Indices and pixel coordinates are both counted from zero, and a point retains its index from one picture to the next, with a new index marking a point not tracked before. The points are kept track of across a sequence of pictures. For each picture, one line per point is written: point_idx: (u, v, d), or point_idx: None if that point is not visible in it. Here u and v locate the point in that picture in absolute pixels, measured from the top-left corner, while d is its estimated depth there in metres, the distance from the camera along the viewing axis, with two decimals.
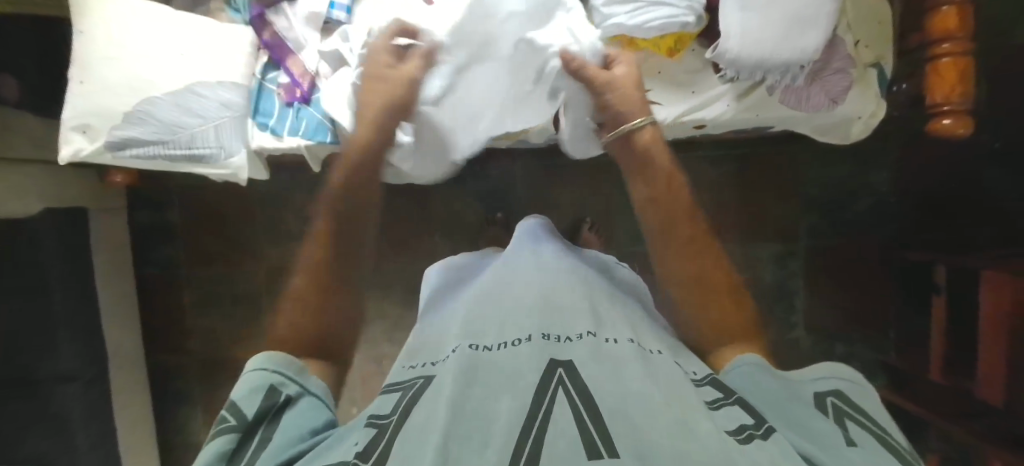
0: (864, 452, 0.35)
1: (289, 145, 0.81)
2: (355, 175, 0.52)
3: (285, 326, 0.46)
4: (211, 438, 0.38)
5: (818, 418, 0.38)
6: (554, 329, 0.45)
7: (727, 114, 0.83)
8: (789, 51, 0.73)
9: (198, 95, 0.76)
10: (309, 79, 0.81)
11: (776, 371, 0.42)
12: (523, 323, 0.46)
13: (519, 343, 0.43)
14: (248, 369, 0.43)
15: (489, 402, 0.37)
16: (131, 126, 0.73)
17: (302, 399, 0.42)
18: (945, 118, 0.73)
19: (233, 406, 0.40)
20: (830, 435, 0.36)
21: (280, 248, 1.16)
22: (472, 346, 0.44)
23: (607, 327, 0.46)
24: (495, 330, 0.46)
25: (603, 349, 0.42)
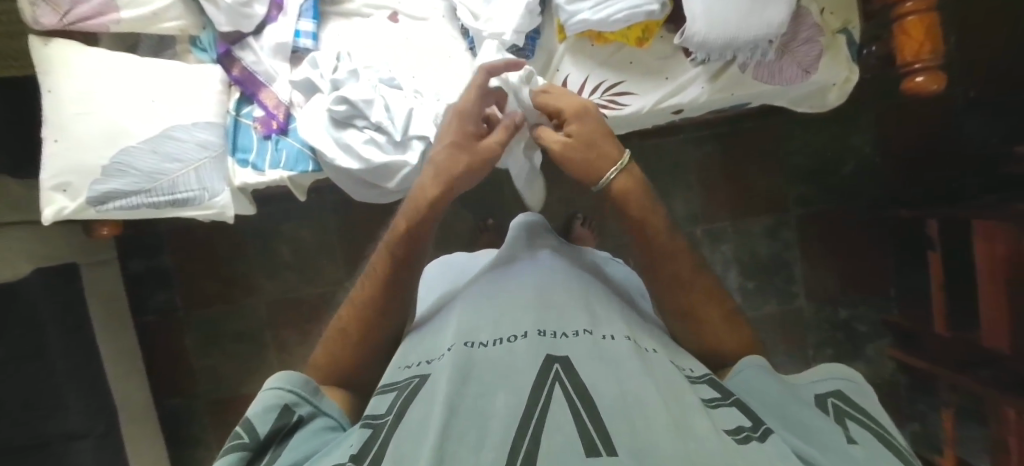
0: (864, 452, 0.35)
1: (272, 178, 0.81)
2: (410, 231, 0.51)
3: (321, 352, 0.50)
4: (221, 455, 0.37)
5: (817, 417, 0.38)
6: (550, 325, 0.46)
7: (702, 96, 0.83)
8: (756, 26, 0.73)
9: (175, 139, 0.75)
10: (284, 110, 0.82)
11: (776, 373, 0.43)
12: (519, 321, 0.47)
13: (514, 340, 0.44)
14: (264, 388, 0.41)
15: (484, 399, 0.37)
16: (111, 179, 0.73)
17: (315, 420, 0.42)
18: (918, 76, 0.74)
19: (248, 422, 0.38)
20: (830, 434, 0.37)
21: (276, 279, 1.16)
22: (467, 343, 0.44)
23: (603, 323, 0.47)
24: (490, 326, 0.47)
25: (600, 347, 0.43)
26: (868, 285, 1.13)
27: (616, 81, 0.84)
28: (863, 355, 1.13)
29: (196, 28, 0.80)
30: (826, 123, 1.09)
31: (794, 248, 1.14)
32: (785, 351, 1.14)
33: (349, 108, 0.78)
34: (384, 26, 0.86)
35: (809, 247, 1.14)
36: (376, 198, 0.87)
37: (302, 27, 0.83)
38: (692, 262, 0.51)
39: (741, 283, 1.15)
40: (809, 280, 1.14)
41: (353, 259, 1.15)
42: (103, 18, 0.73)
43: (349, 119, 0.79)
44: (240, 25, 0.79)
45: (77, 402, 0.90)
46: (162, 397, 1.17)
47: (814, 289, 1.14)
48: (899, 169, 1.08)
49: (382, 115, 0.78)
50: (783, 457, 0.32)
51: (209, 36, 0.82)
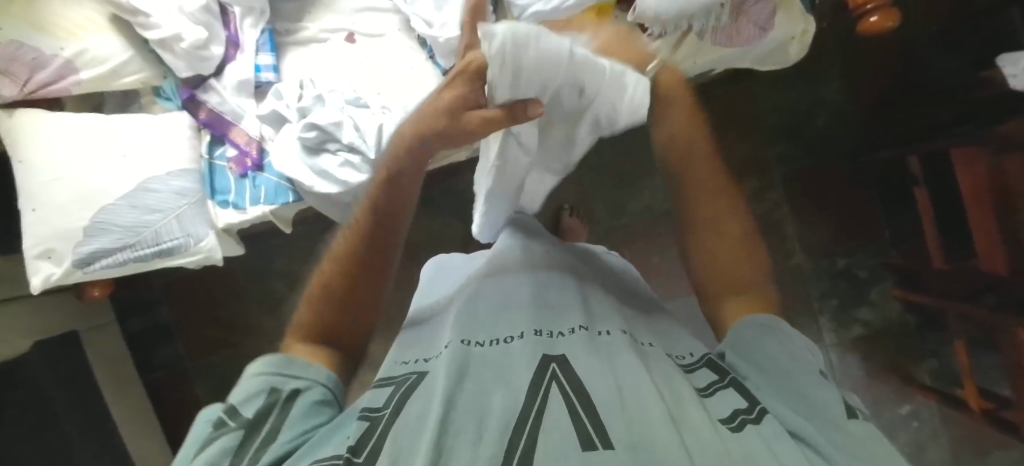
0: (864, 424, 0.35)
1: (255, 215, 0.82)
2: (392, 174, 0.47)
3: (306, 313, 0.46)
4: (210, 440, 0.36)
5: (820, 388, 0.38)
6: (546, 322, 0.46)
7: (666, 70, 0.84)
8: None
9: (151, 190, 0.76)
10: (256, 146, 0.83)
11: (779, 330, 0.41)
12: (516, 320, 0.46)
13: (511, 340, 0.44)
14: (249, 374, 0.41)
15: (481, 395, 0.38)
16: (93, 239, 0.72)
17: (310, 392, 0.40)
18: (871, 17, 0.74)
19: (232, 409, 0.38)
20: (829, 407, 0.36)
21: (277, 316, 1.16)
22: (463, 342, 0.44)
23: (599, 319, 0.47)
24: (488, 327, 0.47)
25: (598, 341, 0.43)
26: (861, 232, 1.13)
27: None
28: (869, 300, 1.13)
29: (158, 79, 0.81)
30: (793, 79, 1.11)
31: (783, 205, 1.15)
32: (791, 308, 1.14)
33: (320, 133, 0.79)
34: (341, 49, 0.86)
35: (797, 202, 1.14)
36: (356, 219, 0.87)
37: (262, 61, 0.84)
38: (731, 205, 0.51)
39: None
40: (803, 235, 1.15)
41: None
42: (64, 81, 0.73)
43: (321, 144, 0.80)
44: (199, 67, 0.79)
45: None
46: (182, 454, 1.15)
47: (808, 243, 1.15)
48: (871, 112, 1.09)
49: (353, 135, 0.79)
50: (776, 438, 0.33)
51: (172, 84, 0.83)
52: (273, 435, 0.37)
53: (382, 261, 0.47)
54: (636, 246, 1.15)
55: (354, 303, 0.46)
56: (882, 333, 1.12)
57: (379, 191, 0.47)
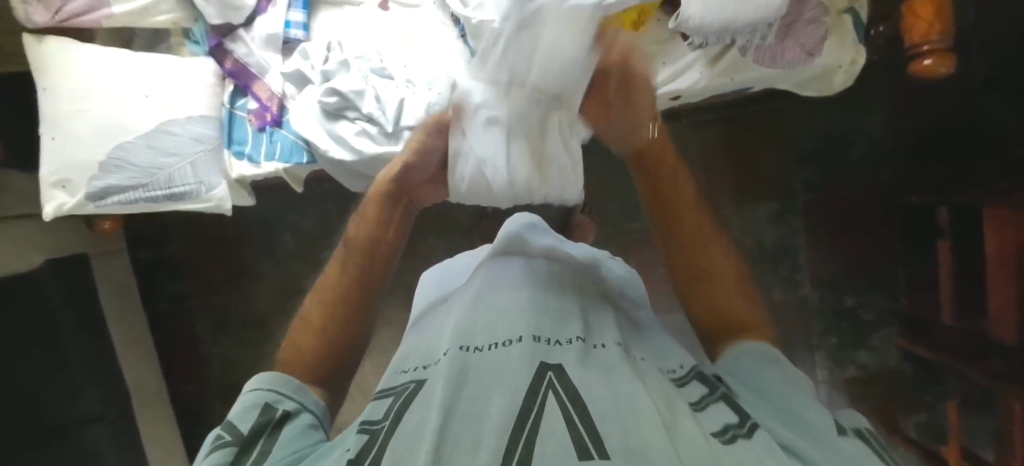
0: (853, 441, 0.35)
1: (267, 170, 0.84)
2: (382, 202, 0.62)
3: (296, 350, 0.50)
4: (208, 455, 0.39)
5: (808, 409, 0.38)
6: (545, 331, 0.46)
7: (700, 82, 0.81)
8: (753, 9, 0.68)
9: (169, 133, 0.77)
10: (277, 102, 0.83)
11: (776, 364, 0.43)
12: (515, 323, 0.47)
13: (510, 344, 0.44)
14: (247, 393, 0.44)
15: (479, 400, 0.38)
16: (108, 175, 0.73)
17: (298, 416, 0.43)
18: (925, 57, 0.70)
19: (229, 425, 0.41)
20: (819, 426, 0.36)
21: (282, 268, 1.18)
22: (463, 348, 0.44)
23: (595, 332, 0.47)
24: (488, 329, 0.47)
25: (592, 354, 0.43)
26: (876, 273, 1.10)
27: None
28: (868, 344, 1.13)
29: (189, 21, 0.81)
30: (833, 105, 1.08)
31: None
32: None
33: (340, 99, 0.79)
34: (374, 18, 0.85)
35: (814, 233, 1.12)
36: (351, 183, 0.86)
37: (292, 18, 0.82)
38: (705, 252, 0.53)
39: None
40: None
41: None
42: (96, 13, 0.75)
43: (340, 110, 0.80)
44: (229, 17, 0.80)
45: (82, 389, 0.94)
46: (175, 388, 1.20)
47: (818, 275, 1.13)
48: (907, 153, 1.05)
49: (373, 106, 0.79)
50: (767, 451, 0.33)
51: (202, 29, 0.82)
52: (264, 452, 0.39)
53: (371, 276, 0.56)
54: None
55: (340, 317, 0.52)
56: (879, 377, 1.10)
57: (359, 233, 0.59)
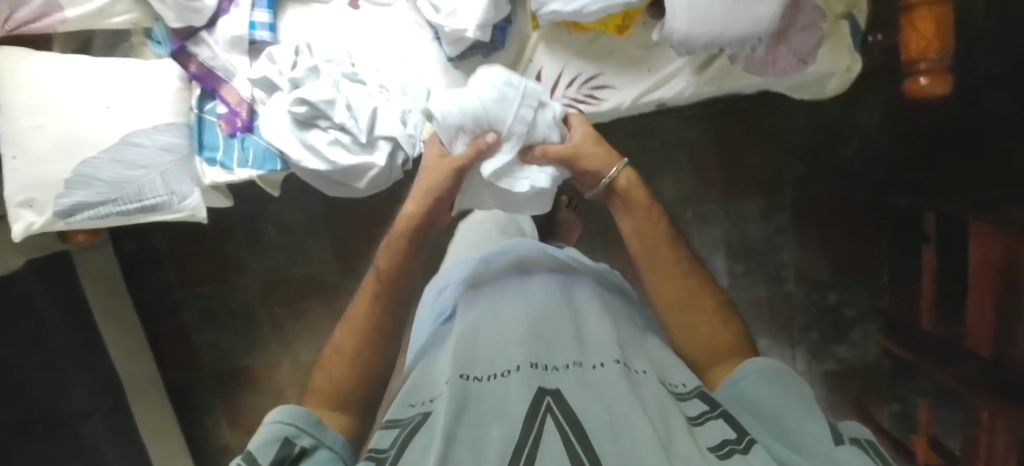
0: (851, 448, 0.35)
1: (241, 176, 0.82)
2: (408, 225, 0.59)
3: (322, 381, 0.49)
4: None
5: (809, 419, 0.37)
6: (544, 353, 0.43)
7: (688, 90, 0.77)
8: (743, 24, 0.64)
9: (136, 145, 0.75)
10: (246, 107, 0.80)
11: (781, 377, 0.41)
12: (514, 347, 0.44)
13: (508, 373, 0.41)
14: (266, 422, 0.43)
15: (479, 431, 0.37)
16: (75, 191, 0.72)
17: (315, 453, 0.42)
18: (920, 77, 0.66)
19: (248, 455, 0.40)
20: (818, 436, 0.36)
21: (267, 260, 1.19)
22: (463, 376, 0.42)
23: (596, 348, 0.44)
24: (488, 355, 0.44)
25: (593, 374, 0.41)
26: (861, 271, 1.10)
27: (593, 73, 0.78)
28: (849, 338, 1.12)
29: (149, 21, 0.77)
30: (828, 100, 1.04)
31: (785, 231, 1.12)
32: (769, 332, 1.15)
33: (311, 109, 0.76)
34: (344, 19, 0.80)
35: (801, 230, 1.11)
36: (326, 188, 0.84)
37: (257, 18, 0.77)
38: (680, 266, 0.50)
39: (727, 265, 1.14)
40: (798, 264, 1.13)
41: (339, 243, 1.16)
42: (49, 19, 0.70)
43: (312, 119, 0.77)
44: (191, 20, 0.74)
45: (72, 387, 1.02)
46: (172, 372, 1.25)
47: (802, 272, 1.13)
48: (907, 149, 1.02)
49: (345, 116, 0.76)
50: None
51: (163, 29, 0.77)
52: None
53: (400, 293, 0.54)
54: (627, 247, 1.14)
55: (373, 345, 0.51)
56: (856, 372, 1.12)
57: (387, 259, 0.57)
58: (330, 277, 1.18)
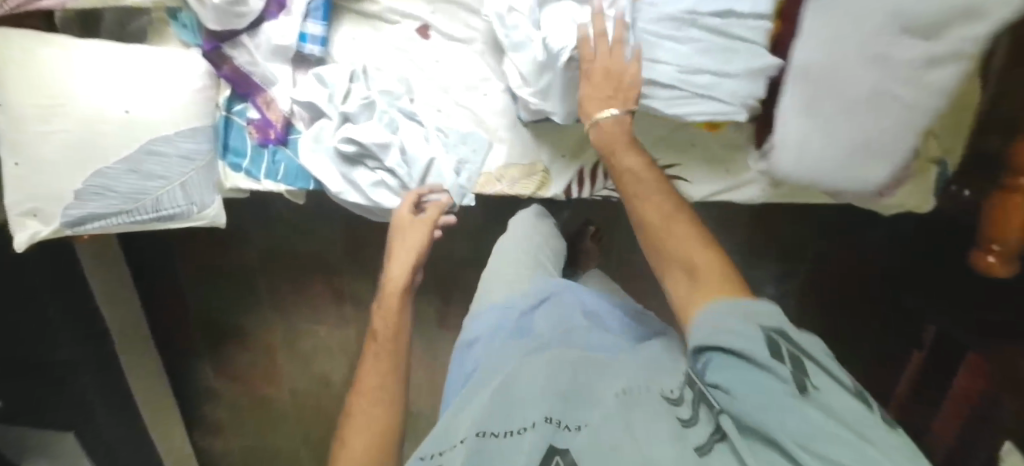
0: (822, 397, 0.30)
1: (268, 188, 0.76)
2: (392, 275, 0.61)
3: None
4: None
5: (774, 370, 0.31)
6: (566, 409, 0.38)
7: (758, 198, 0.73)
8: (847, 180, 0.61)
9: (156, 155, 0.66)
10: (283, 121, 0.72)
11: (745, 316, 0.35)
12: (530, 400, 0.39)
13: (523, 432, 0.35)
14: None
15: None
16: (88, 202, 0.64)
17: None
18: (987, 256, 0.65)
19: None
20: (782, 394, 0.30)
21: (269, 230, 1.14)
22: (479, 434, 0.36)
23: (609, 396, 0.40)
24: (504, 409, 0.38)
25: (607, 423, 0.36)
26: None
27: (668, 161, 0.73)
28: None
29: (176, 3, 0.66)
30: None
31: None
32: None
33: (359, 149, 0.69)
34: (410, 47, 0.70)
35: None
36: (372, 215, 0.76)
37: (309, 30, 0.68)
38: (665, 210, 0.47)
39: None
40: None
41: (350, 229, 1.12)
42: None
43: (359, 156, 0.70)
44: (232, 23, 0.65)
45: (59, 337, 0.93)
46: (164, 318, 1.24)
47: None
48: None
49: (397, 162, 0.70)
50: None
51: (192, 16, 0.67)
52: None
53: (390, 345, 0.56)
54: (643, 287, 1.15)
55: (383, 407, 0.51)
56: None
57: (381, 323, 0.58)
58: (334, 259, 1.14)
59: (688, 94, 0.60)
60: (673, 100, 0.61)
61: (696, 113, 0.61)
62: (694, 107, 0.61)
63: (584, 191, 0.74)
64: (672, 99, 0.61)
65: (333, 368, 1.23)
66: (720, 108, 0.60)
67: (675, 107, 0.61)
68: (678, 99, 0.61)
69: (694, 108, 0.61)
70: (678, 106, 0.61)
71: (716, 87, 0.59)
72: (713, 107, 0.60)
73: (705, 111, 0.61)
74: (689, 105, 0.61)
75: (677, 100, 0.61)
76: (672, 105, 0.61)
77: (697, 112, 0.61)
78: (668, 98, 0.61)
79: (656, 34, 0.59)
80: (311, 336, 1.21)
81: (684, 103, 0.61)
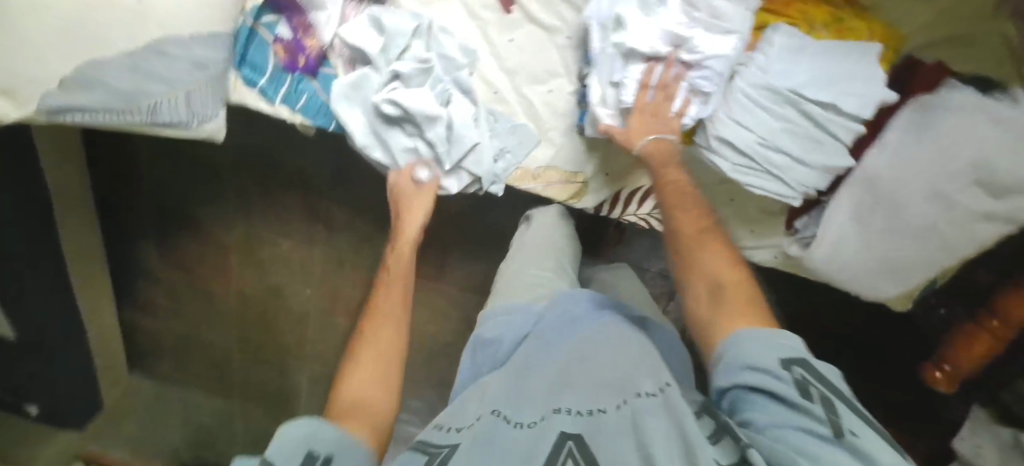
0: (854, 442, 0.32)
1: (279, 114, 0.66)
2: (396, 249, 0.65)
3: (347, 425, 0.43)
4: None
5: (800, 409, 0.35)
6: (571, 400, 0.39)
7: (768, 262, 0.74)
8: (862, 285, 0.65)
9: (164, 56, 0.55)
10: (318, 49, 0.64)
11: (772, 345, 0.39)
12: (541, 397, 0.40)
13: (531, 425, 0.37)
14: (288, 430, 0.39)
15: None
16: (74, 92, 0.54)
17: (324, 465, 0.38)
18: (936, 371, 0.73)
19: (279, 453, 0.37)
20: (806, 435, 0.33)
21: (247, 127, 0.97)
22: (496, 415, 0.39)
23: (621, 380, 0.39)
24: (522, 398, 0.41)
25: (612, 413, 0.36)
26: None
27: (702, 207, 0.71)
28: None
29: None
30: None
31: None
32: None
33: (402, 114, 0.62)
34: (486, 14, 0.63)
35: None
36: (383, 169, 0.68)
37: None
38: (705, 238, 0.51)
39: None
40: None
41: (342, 152, 0.97)
42: None
43: (399, 119, 0.64)
44: None
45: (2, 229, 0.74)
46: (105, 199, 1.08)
47: None
48: None
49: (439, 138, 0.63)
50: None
51: None
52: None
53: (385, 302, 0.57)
54: None
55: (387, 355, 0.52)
56: None
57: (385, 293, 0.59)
58: (318, 180, 1.01)
59: (756, 165, 0.58)
60: (739, 165, 0.59)
61: (757, 185, 0.59)
62: (758, 178, 0.59)
63: (613, 211, 0.73)
64: (738, 163, 0.59)
65: (289, 282, 1.11)
66: (784, 187, 0.59)
67: (739, 173, 0.59)
68: (745, 166, 0.59)
69: (757, 179, 0.59)
70: (743, 172, 0.59)
71: (786, 170, 0.57)
72: (777, 185, 0.59)
73: (767, 186, 0.59)
74: (752, 174, 0.59)
75: (743, 168, 0.59)
76: (737, 169, 0.59)
77: (757, 183, 0.59)
78: (734, 161, 0.59)
79: (752, 99, 0.56)
80: (274, 251, 1.09)
81: (750, 171, 0.59)
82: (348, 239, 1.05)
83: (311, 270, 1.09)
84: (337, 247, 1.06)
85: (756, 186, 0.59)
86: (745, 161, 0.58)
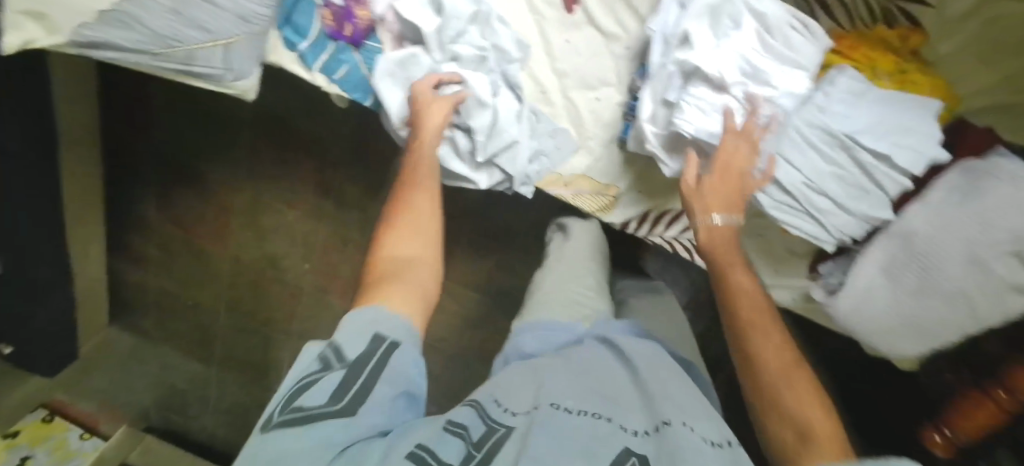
0: None
1: (315, 81, 0.65)
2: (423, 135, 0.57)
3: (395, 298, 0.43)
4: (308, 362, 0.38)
5: None
6: (628, 416, 0.41)
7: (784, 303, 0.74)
8: (881, 340, 0.64)
9: (210, 4, 0.52)
10: (368, 22, 0.61)
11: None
12: (596, 402, 0.42)
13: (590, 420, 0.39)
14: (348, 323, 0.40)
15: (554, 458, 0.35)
16: (110, 29, 0.51)
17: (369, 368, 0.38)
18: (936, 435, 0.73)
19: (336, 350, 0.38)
20: None
21: (269, 89, 0.95)
22: (552, 406, 0.40)
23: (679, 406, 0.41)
24: (576, 400, 0.42)
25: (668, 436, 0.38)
26: None
27: None
28: None
29: None
30: None
31: None
32: None
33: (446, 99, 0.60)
34: (547, 12, 0.62)
35: None
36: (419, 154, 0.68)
37: None
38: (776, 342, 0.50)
39: None
40: None
41: (363, 129, 0.95)
42: None
43: None
44: None
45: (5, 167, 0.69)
46: (111, 141, 1.05)
47: None
48: None
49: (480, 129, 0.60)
50: None
51: None
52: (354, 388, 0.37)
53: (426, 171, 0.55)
54: None
55: (427, 218, 0.51)
56: None
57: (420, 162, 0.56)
58: (334, 153, 0.98)
59: (797, 206, 0.58)
60: (781, 204, 0.58)
61: (793, 225, 0.58)
62: (797, 218, 0.58)
63: (639, 230, 0.71)
64: (780, 202, 0.58)
65: (288, 252, 1.08)
66: (821, 232, 0.58)
67: (779, 212, 0.58)
68: (787, 206, 0.58)
69: (796, 220, 0.58)
70: (783, 211, 0.58)
71: (827, 214, 0.57)
72: (815, 228, 0.58)
73: (805, 227, 0.58)
74: (792, 215, 0.58)
75: (784, 208, 0.58)
76: (777, 208, 0.58)
77: (794, 224, 0.58)
78: (776, 199, 0.58)
79: (804, 138, 0.55)
80: (277, 218, 1.05)
81: (790, 211, 0.58)
82: (354, 217, 1.02)
83: (313, 243, 1.06)
84: (343, 223, 1.03)
85: (794, 225, 0.58)
86: (788, 200, 0.57)
